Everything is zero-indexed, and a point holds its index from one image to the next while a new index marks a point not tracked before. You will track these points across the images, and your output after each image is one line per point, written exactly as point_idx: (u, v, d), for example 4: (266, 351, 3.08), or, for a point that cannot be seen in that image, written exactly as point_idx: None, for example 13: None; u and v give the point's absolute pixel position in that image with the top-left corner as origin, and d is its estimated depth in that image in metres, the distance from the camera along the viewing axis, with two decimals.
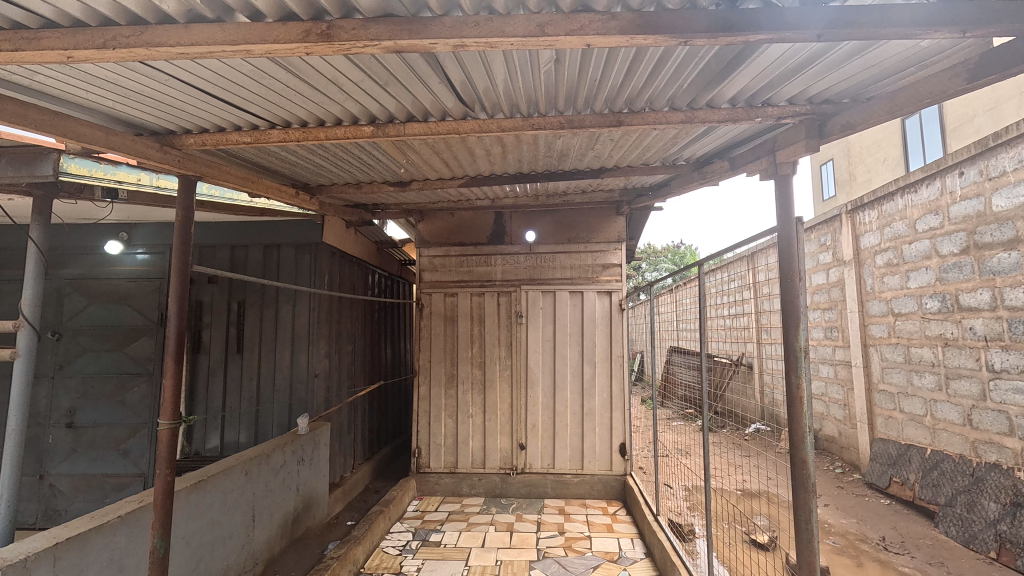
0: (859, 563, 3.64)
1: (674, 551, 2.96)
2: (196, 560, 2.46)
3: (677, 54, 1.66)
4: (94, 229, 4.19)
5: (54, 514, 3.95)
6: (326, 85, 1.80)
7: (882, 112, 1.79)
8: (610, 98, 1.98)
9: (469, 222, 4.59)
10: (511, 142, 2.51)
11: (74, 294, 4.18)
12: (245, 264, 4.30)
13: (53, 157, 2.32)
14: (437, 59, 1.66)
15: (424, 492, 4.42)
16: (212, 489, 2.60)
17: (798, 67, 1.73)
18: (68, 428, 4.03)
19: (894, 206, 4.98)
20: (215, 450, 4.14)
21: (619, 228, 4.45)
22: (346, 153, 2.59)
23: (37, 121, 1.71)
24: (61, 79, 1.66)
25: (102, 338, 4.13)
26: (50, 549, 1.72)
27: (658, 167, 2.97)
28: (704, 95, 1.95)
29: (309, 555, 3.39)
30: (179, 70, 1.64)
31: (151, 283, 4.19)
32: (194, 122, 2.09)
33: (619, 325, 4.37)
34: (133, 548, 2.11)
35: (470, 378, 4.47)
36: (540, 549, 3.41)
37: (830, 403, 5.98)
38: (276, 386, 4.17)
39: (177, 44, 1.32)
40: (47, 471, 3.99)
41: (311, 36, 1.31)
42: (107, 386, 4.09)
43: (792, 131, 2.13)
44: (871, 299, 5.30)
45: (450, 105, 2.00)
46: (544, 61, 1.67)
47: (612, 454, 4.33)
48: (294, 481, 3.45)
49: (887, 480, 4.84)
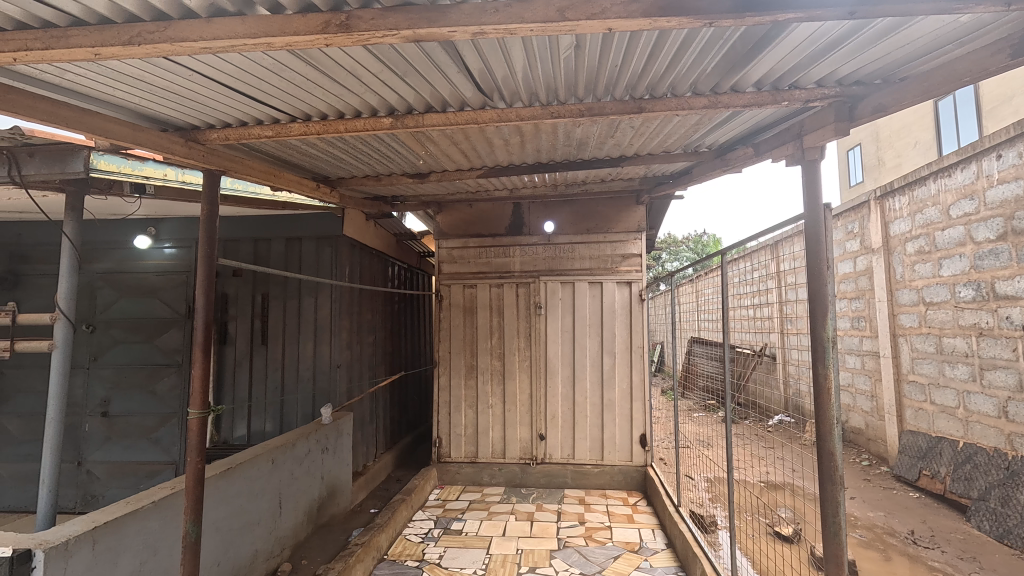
0: (887, 557, 3.57)
1: (697, 543, 2.94)
2: (224, 545, 2.54)
3: (702, 37, 1.62)
4: (122, 225, 4.30)
5: (91, 498, 4.12)
6: (345, 77, 1.80)
7: (915, 92, 1.72)
8: (631, 84, 1.95)
9: (486, 214, 4.60)
10: (530, 131, 2.49)
11: (105, 288, 4.31)
12: (268, 257, 4.40)
13: (84, 154, 2.38)
14: (456, 47, 1.64)
15: (444, 481, 4.46)
16: (240, 478, 2.68)
17: (831, 46, 1.67)
18: (103, 418, 4.18)
19: (927, 191, 4.80)
20: (242, 439, 4.25)
21: (639, 217, 4.41)
22: (365, 145, 2.60)
23: (68, 119, 1.76)
24: (89, 77, 1.70)
25: (133, 330, 4.26)
26: (88, 533, 1.80)
27: (678, 154, 2.92)
28: (728, 79, 1.91)
29: (334, 541, 3.46)
30: (202, 65, 1.65)
31: (179, 277, 4.30)
32: (216, 116, 2.12)
33: (639, 316, 4.34)
34: (165, 532, 2.18)
35: (489, 368, 4.49)
36: (561, 539, 3.42)
37: (856, 394, 5.84)
38: (300, 377, 4.26)
39: (199, 39, 1.32)
40: (84, 457, 4.15)
41: (330, 27, 1.29)
42: (139, 376, 4.22)
43: (820, 114, 2.05)
44: (901, 288, 5.15)
45: (469, 95, 1.99)
46: (564, 47, 1.64)
47: (632, 445, 4.32)
48: (318, 469, 3.53)
49: (916, 473, 4.72)
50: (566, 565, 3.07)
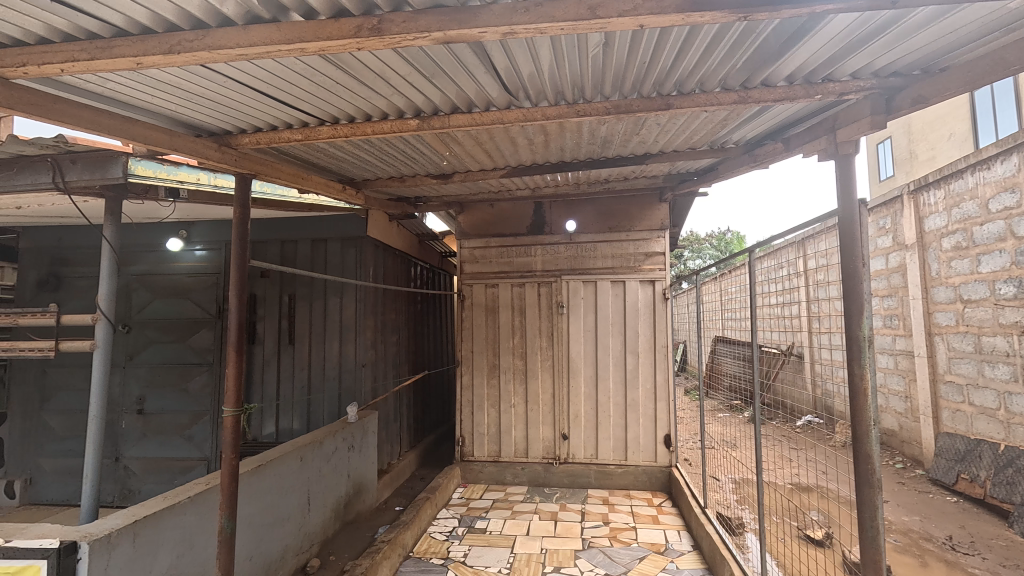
0: (924, 562, 3.46)
1: (725, 545, 2.89)
2: (257, 540, 2.60)
3: (734, 31, 1.59)
4: (156, 228, 4.43)
5: (128, 493, 4.26)
6: (374, 80, 1.82)
7: (958, 82, 1.66)
8: (659, 81, 1.92)
9: (508, 214, 4.61)
10: (555, 130, 2.48)
11: (140, 289, 4.45)
12: (295, 258, 4.49)
13: (122, 160, 2.45)
14: (484, 47, 1.65)
15: (468, 480, 4.49)
16: (271, 475, 2.73)
17: (867, 37, 1.62)
18: (139, 415, 4.32)
19: (964, 185, 4.63)
20: (271, 437, 4.34)
21: (662, 215, 4.36)
22: (391, 147, 2.63)
23: (110, 126, 1.82)
24: (129, 86, 1.75)
25: (166, 331, 4.39)
26: (130, 527, 1.86)
27: (704, 151, 2.87)
28: (759, 74, 1.87)
29: (361, 537, 3.51)
30: (236, 72, 1.69)
31: (209, 278, 4.42)
32: (248, 121, 2.16)
33: (663, 315, 4.29)
34: (201, 527, 2.24)
35: (512, 368, 4.49)
36: (585, 539, 3.41)
37: (889, 394, 5.67)
38: (326, 375, 4.33)
39: (236, 47, 1.36)
40: (121, 454, 4.29)
41: (362, 31, 1.31)
42: (173, 375, 4.35)
43: (855, 107, 1.99)
44: (936, 285, 4.99)
45: (495, 95, 1.99)
46: (592, 45, 1.63)
47: (656, 445, 4.28)
48: (345, 466, 3.58)
49: (954, 476, 4.57)
50: (591, 565, 3.06)
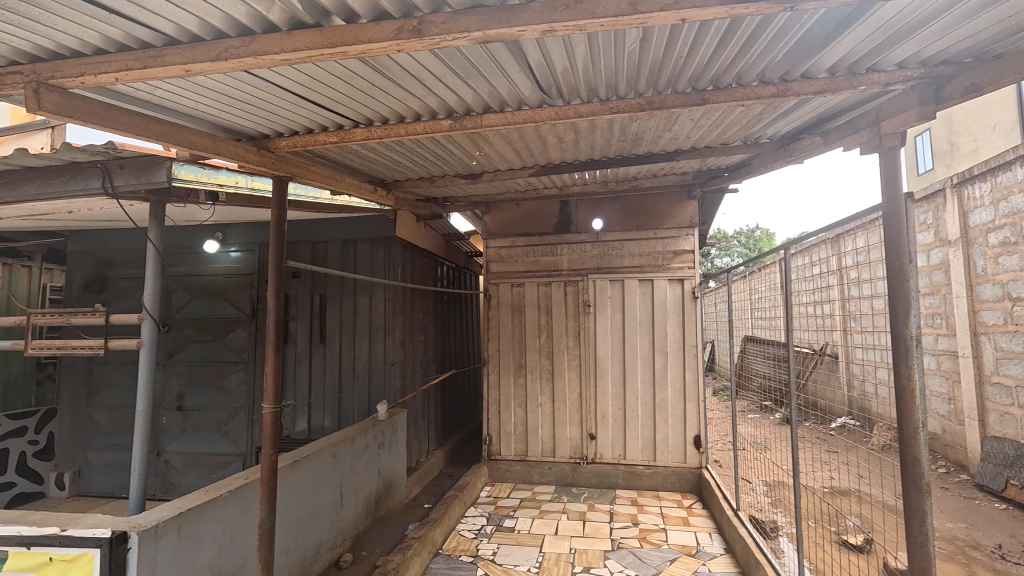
0: (971, 571, 3.32)
1: (759, 549, 2.83)
2: (293, 533, 2.66)
3: (777, 22, 1.55)
4: (193, 231, 4.58)
5: (170, 486, 4.42)
6: (409, 81, 1.84)
7: (1016, 69, 1.59)
8: (695, 76, 1.89)
9: (534, 213, 4.60)
10: (586, 128, 2.47)
11: (179, 290, 4.61)
12: (325, 258, 4.57)
13: (166, 165, 2.54)
14: (519, 46, 1.65)
15: (495, 478, 4.51)
16: (306, 470, 2.80)
17: (917, 25, 1.57)
18: (178, 411, 4.47)
19: (1012, 177, 4.42)
20: (303, 434, 4.44)
21: (691, 212, 4.29)
22: (422, 148, 2.65)
23: (159, 132, 1.89)
24: (176, 92, 1.81)
25: (204, 330, 4.54)
26: (175, 519, 1.93)
27: (737, 146, 2.81)
28: (801, 66, 1.83)
29: (392, 533, 3.56)
30: (277, 77, 1.74)
31: (244, 279, 4.54)
32: (286, 125, 2.21)
33: (692, 314, 4.22)
34: (241, 520, 2.31)
35: (538, 367, 4.49)
36: (614, 540, 3.38)
37: (931, 396, 5.46)
38: (356, 374, 4.40)
39: (281, 52, 1.39)
40: (163, 448, 4.45)
41: (403, 33, 1.33)
42: (210, 373, 4.49)
43: (900, 98, 1.93)
44: (982, 283, 4.78)
45: (527, 94, 1.99)
46: (629, 41, 1.62)
47: (686, 446, 4.21)
48: (376, 463, 3.64)
49: (1002, 482, 4.37)
50: (621, 566, 3.03)
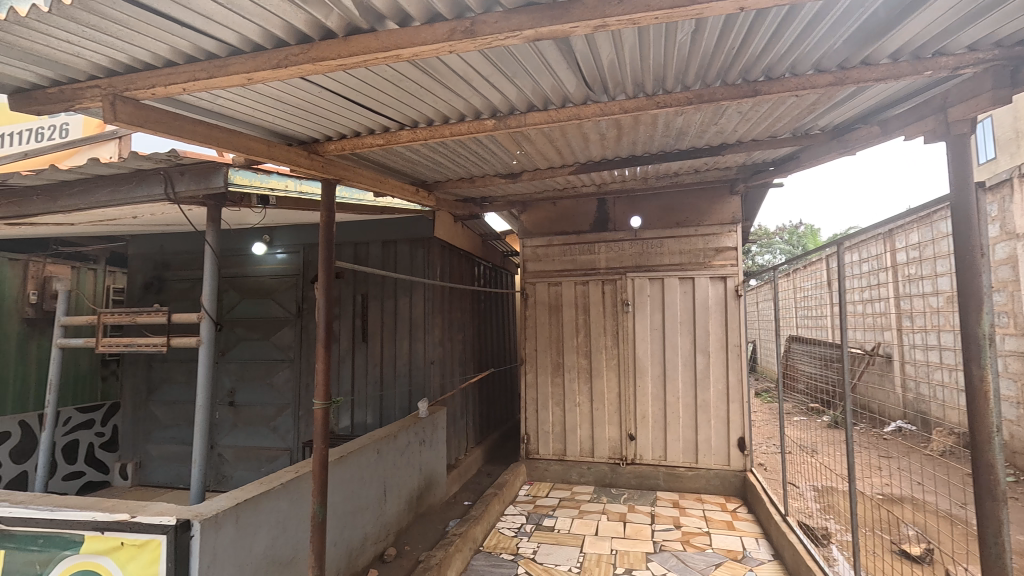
0: None
1: (810, 555, 2.72)
2: (341, 526, 2.74)
3: (838, 7, 1.49)
4: (243, 234, 4.78)
5: (223, 478, 4.63)
6: (456, 82, 1.86)
7: None
8: (747, 66, 1.84)
9: (571, 211, 4.57)
10: (629, 124, 2.44)
11: (230, 290, 4.81)
12: (367, 259, 4.68)
13: (222, 170, 2.66)
14: (567, 42, 1.65)
15: (534, 477, 4.51)
16: (352, 465, 2.87)
17: (992, 5, 1.48)
18: (230, 406, 4.68)
19: None
20: (347, 430, 4.55)
21: (734, 208, 4.17)
22: (463, 148, 2.68)
23: (220, 139, 1.98)
24: (235, 101, 1.90)
25: (253, 329, 4.72)
26: (233, 509, 2.01)
27: (786, 139, 2.72)
28: (861, 52, 1.75)
29: (433, 529, 3.61)
30: (330, 82, 1.79)
31: (290, 280, 4.70)
32: (335, 129, 2.28)
33: (736, 312, 4.11)
34: (294, 511, 2.40)
35: (576, 366, 4.46)
36: (656, 542, 3.33)
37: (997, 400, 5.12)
38: (397, 372, 4.49)
39: (338, 57, 1.43)
40: (216, 442, 4.67)
41: (456, 34, 1.35)
42: (259, 370, 4.67)
43: (970, 83, 1.82)
44: None
45: (572, 90, 1.98)
46: (681, 32, 1.59)
47: (729, 448, 4.10)
48: (417, 460, 3.70)
49: None
50: (664, 569, 2.98)
